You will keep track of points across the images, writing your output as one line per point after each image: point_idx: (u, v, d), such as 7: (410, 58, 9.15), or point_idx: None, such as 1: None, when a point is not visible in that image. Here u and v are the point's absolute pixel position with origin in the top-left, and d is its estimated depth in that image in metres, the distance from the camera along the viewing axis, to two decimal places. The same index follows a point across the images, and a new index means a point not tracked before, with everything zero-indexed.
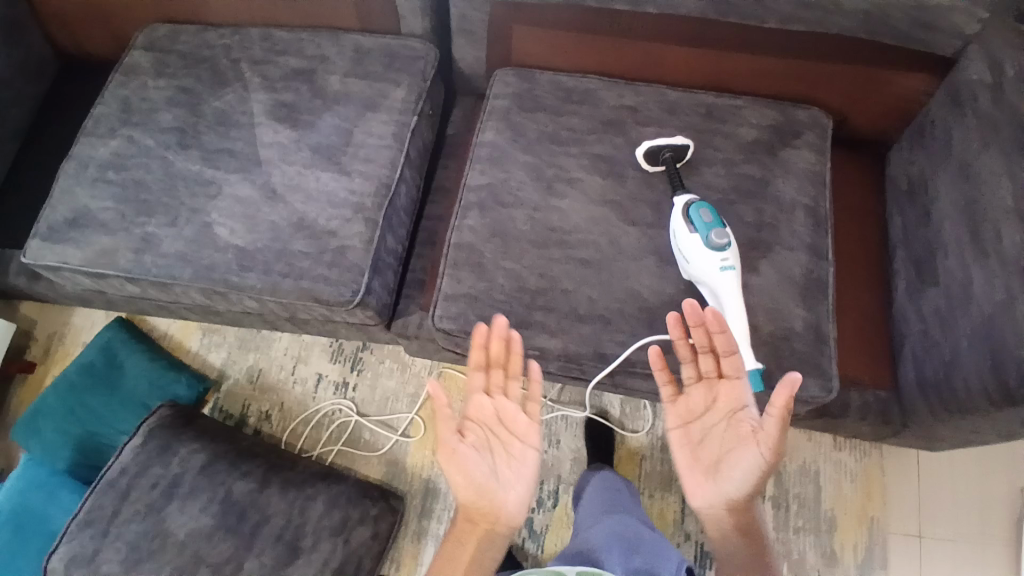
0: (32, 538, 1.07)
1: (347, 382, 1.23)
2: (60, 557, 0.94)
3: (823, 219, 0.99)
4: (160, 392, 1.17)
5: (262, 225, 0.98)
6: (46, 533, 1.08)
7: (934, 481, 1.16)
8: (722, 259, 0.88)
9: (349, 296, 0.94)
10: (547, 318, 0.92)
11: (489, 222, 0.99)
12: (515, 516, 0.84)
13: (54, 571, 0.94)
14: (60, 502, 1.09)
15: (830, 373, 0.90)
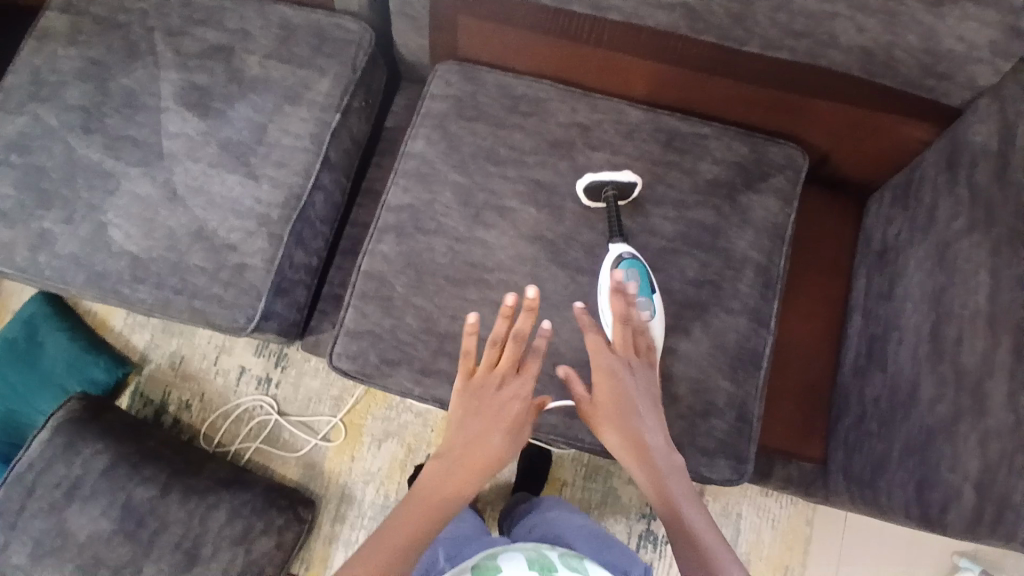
0: None
1: (270, 378, 1.20)
2: None
3: (774, 281, 0.89)
4: (78, 375, 1.15)
5: (158, 230, 0.91)
6: None
7: (858, 538, 1.10)
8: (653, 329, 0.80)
9: (242, 322, 0.88)
10: (453, 367, 0.85)
11: (405, 250, 0.90)
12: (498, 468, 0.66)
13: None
14: None
15: (747, 456, 0.83)
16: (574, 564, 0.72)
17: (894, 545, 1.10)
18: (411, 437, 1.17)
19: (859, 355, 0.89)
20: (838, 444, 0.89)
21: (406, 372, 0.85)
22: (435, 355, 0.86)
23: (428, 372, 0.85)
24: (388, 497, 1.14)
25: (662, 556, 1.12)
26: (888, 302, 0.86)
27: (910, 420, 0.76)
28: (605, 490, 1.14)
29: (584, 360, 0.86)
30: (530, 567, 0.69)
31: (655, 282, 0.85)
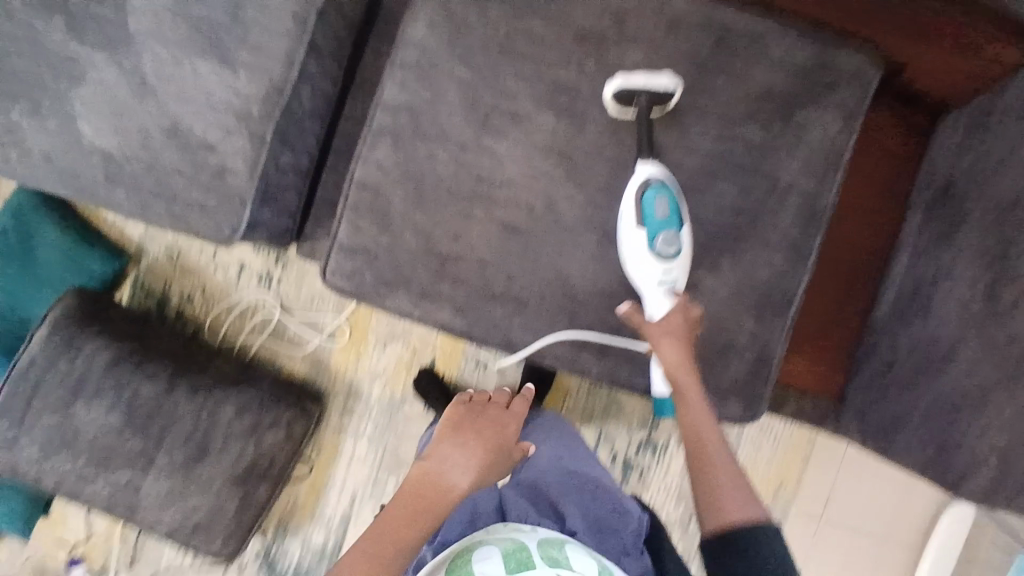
0: None
1: (271, 275, 1.16)
2: None
3: (821, 214, 0.78)
4: (75, 270, 1.11)
5: (129, 127, 0.80)
6: None
7: (858, 461, 1.11)
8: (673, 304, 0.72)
9: (228, 233, 0.81)
10: (455, 292, 0.79)
11: (402, 159, 0.79)
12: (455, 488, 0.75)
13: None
14: None
15: (759, 399, 0.79)
16: (554, 558, 0.66)
17: (883, 490, 1.11)
18: (416, 341, 1.15)
19: (899, 299, 0.81)
20: (859, 387, 0.84)
21: (404, 295, 0.79)
22: (435, 278, 0.79)
23: (428, 296, 0.79)
24: (394, 396, 1.15)
25: (660, 464, 1.13)
26: (945, 245, 0.76)
27: (942, 380, 0.71)
28: (608, 400, 1.13)
29: (597, 292, 0.79)
30: (507, 569, 0.64)
31: (685, 212, 0.73)
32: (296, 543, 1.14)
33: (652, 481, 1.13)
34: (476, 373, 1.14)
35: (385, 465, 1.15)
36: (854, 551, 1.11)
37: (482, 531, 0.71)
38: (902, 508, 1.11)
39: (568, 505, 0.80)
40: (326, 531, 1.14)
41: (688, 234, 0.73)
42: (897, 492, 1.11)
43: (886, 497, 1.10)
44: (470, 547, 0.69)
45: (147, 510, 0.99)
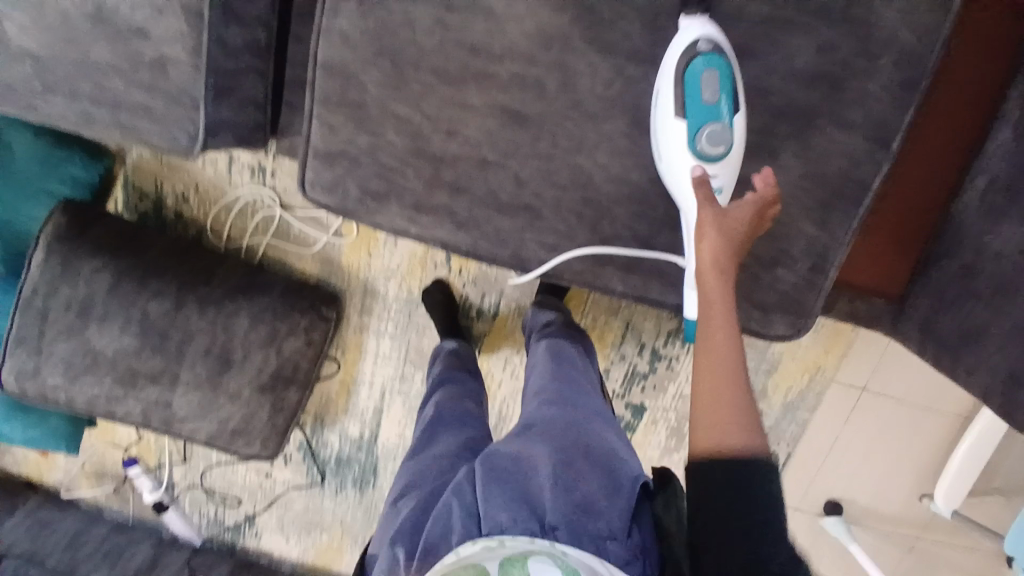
0: None
1: (264, 168, 1.05)
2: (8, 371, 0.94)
3: (927, 76, 0.59)
4: (57, 176, 1.00)
5: (45, 15, 0.64)
6: None
7: (901, 355, 1.02)
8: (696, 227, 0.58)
9: (186, 145, 0.68)
10: (455, 202, 0.67)
11: (372, 29, 0.62)
12: None
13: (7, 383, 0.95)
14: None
15: (811, 312, 0.68)
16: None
17: (921, 383, 1.04)
18: None
19: (992, 188, 0.65)
20: (926, 291, 0.71)
21: (397, 208, 0.68)
22: (431, 186, 0.67)
23: (424, 208, 0.67)
24: (412, 292, 1.10)
25: (689, 353, 1.07)
26: None
27: None
28: None
29: (625, 195, 0.65)
30: None
31: (743, 93, 0.56)
32: (333, 433, 1.20)
33: (682, 371, 1.09)
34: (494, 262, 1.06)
35: (409, 361, 1.14)
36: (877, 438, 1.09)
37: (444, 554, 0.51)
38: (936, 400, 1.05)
39: (549, 486, 0.56)
40: (361, 423, 1.19)
41: (742, 125, 0.56)
42: (933, 386, 1.04)
43: (923, 388, 1.05)
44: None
45: (183, 422, 1.00)
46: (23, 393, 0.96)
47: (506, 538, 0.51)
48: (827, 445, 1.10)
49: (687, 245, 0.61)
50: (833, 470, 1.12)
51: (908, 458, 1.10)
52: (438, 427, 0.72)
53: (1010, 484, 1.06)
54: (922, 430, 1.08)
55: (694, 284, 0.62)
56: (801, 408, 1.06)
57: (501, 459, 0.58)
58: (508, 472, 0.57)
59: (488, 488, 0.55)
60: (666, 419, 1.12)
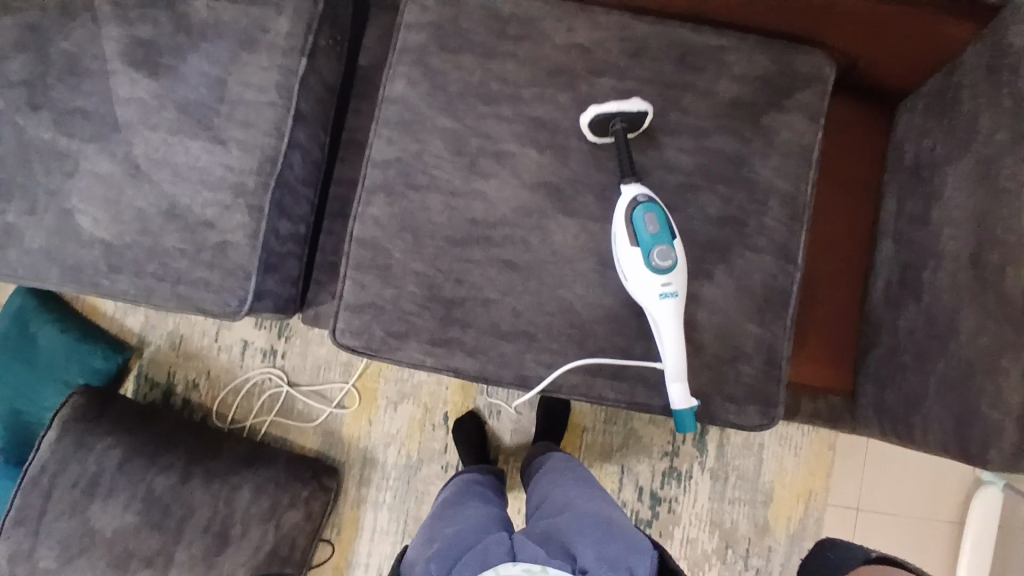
0: None
1: (275, 349, 1.16)
2: None
3: (803, 211, 0.82)
4: (78, 366, 1.12)
5: (125, 212, 0.83)
6: None
7: (883, 446, 1.11)
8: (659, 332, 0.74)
9: (235, 306, 0.82)
10: (465, 335, 0.80)
11: (397, 212, 0.82)
12: None
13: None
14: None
15: (776, 400, 0.80)
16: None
17: (916, 471, 1.10)
18: (427, 397, 1.14)
19: (890, 282, 0.84)
20: (868, 377, 0.86)
21: (415, 344, 0.80)
22: (444, 323, 0.81)
23: (440, 341, 0.80)
24: (411, 457, 1.14)
25: (687, 491, 1.12)
26: (924, 226, 0.80)
27: (947, 355, 0.73)
28: (625, 432, 1.13)
29: (603, 316, 0.80)
30: None
31: (678, 226, 0.75)
32: None
33: (682, 512, 1.11)
34: (491, 421, 1.14)
35: (409, 534, 1.12)
36: (902, 537, 1.10)
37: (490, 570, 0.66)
38: (938, 485, 1.10)
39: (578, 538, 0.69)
40: None
41: (681, 246, 0.74)
42: (927, 471, 1.10)
43: (912, 498, 1.10)
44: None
45: None
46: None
47: (547, 566, 0.65)
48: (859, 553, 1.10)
49: (661, 351, 0.76)
50: None
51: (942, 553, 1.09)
52: (469, 496, 0.82)
53: None
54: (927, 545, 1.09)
55: (675, 378, 0.74)
56: (806, 539, 1.09)
57: (538, 531, 0.73)
58: (542, 536, 0.72)
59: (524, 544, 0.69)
60: None
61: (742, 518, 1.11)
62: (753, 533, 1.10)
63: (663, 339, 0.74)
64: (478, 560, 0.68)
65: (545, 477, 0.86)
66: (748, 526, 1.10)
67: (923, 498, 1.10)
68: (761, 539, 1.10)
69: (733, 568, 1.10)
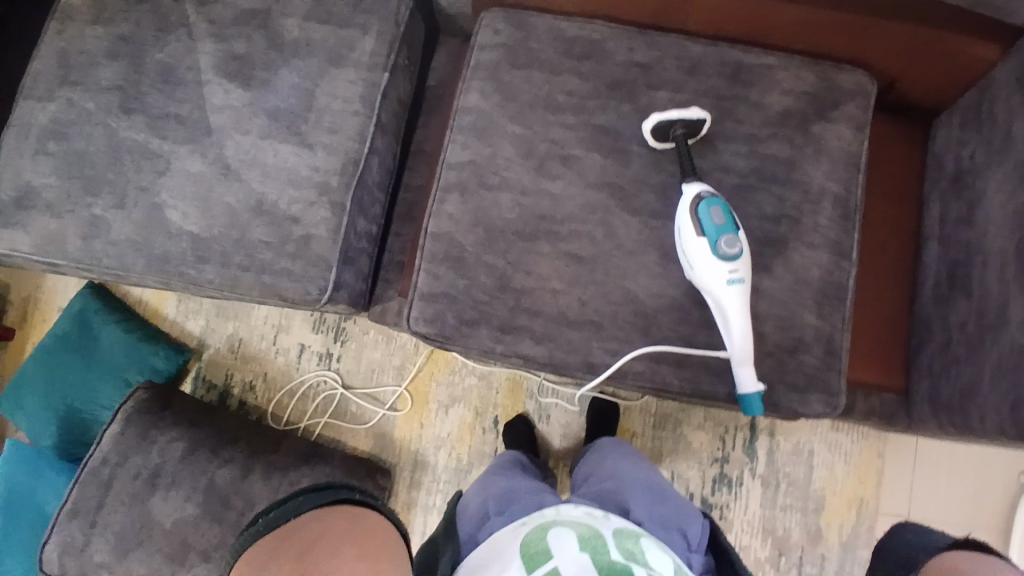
0: (27, 517, 1.10)
1: (331, 353, 1.20)
2: (53, 546, 0.97)
3: (853, 211, 0.87)
4: (136, 366, 1.15)
5: (215, 207, 0.89)
6: (40, 514, 1.11)
7: (928, 452, 1.11)
8: (724, 320, 0.79)
9: (316, 294, 0.87)
10: (534, 323, 0.84)
11: (471, 209, 0.88)
12: None
13: (49, 559, 0.98)
14: (49, 483, 1.12)
15: (837, 389, 0.83)
16: (631, 548, 0.66)
17: (962, 478, 1.10)
18: (477, 401, 1.17)
19: (939, 282, 0.88)
20: (922, 371, 0.89)
21: (486, 331, 0.84)
22: (514, 312, 0.85)
23: (510, 329, 0.84)
24: (461, 461, 1.15)
25: (738, 498, 1.12)
26: (970, 226, 0.84)
27: (1002, 340, 0.76)
28: (675, 437, 1.15)
29: (667, 306, 0.84)
30: (582, 548, 0.65)
31: (738, 218, 0.81)
32: None
33: (735, 518, 1.12)
34: (540, 425, 1.16)
35: None
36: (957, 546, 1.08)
37: (552, 510, 0.73)
38: (986, 493, 1.09)
39: (630, 499, 0.78)
40: None
41: (745, 236, 0.79)
42: (974, 477, 1.10)
43: (961, 506, 1.09)
44: (543, 527, 0.69)
45: None
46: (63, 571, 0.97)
47: (606, 514, 0.73)
48: None
49: (727, 339, 0.79)
50: None
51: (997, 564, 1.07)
52: (517, 466, 0.90)
53: None
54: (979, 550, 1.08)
55: (743, 365, 0.78)
56: (859, 548, 1.09)
57: (588, 493, 0.82)
58: (593, 496, 0.81)
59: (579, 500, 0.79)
60: None
61: (794, 526, 1.11)
62: (806, 540, 1.10)
63: (730, 325, 0.78)
64: (535, 502, 0.77)
65: (590, 451, 0.95)
66: (801, 534, 1.10)
67: (971, 505, 1.09)
68: (814, 547, 1.10)
69: None
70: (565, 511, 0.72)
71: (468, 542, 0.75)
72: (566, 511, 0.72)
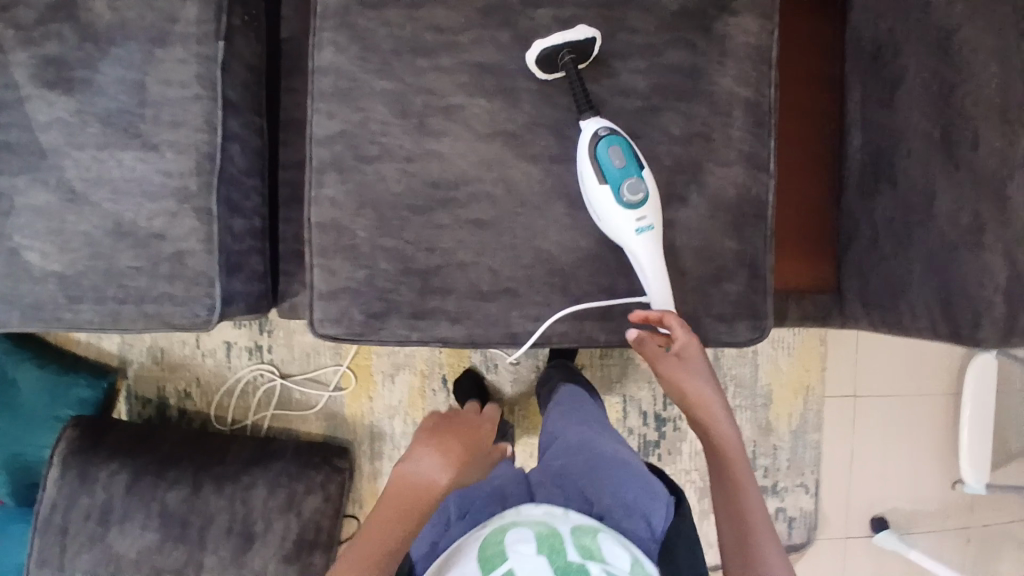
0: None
1: (260, 345, 1.14)
2: None
3: (767, 114, 0.79)
4: (65, 401, 1.08)
5: (73, 239, 0.78)
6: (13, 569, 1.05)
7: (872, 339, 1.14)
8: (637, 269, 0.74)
9: (206, 314, 0.79)
10: (445, 302, 0.79)
11: (352, 188, 0.78)
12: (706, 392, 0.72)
13: None
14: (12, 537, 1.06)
15: (764, 311, 0.80)
16: (589, 545, 0.62)
17: (906, 358, 1.15)
18: (422, 364, 1.15)
19: (863, 174, 0.82)
20: (850, 270, 0.86)
21: (397, 320, 0.79)
22: (422, 295, 0.79)
23: (422, 314, 0.79)
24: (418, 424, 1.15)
25: None
26: (891, 112, 0.77)
27: (926, 238, 0.72)
28: (623, 361, 1.14)
29: (581, 258, 0.79)
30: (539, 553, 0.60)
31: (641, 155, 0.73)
32: None
33: (688, 427, 1.15)
34: (490, 375, 1.15)
35: None
36: (901, 418, 1.16)
37: (510, 511, 0.69)
38: (927, 370, 1.16)
39: (593, 484, 0.74)
40: None
41: (650, 175, 0.72)
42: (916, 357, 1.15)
43: (905, 381, 1.15)
44: (502, 527, 0.66)
45: None
46: None
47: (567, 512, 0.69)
48: (870, 436, 1.16)
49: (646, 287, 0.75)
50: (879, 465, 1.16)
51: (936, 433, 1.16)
52: None
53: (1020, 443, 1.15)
54: (923, 418, 1.16)
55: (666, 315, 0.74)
56: (809, 432, 1.14)
57: (551, 467, 0.78)
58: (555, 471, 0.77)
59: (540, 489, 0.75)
60: (693, 481, 1.16)
61: (744, 423, 1.14)
62: (757, 435, 1.14)
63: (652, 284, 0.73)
64: (497, 499, 0.74)
65: (551, 407, 0.90)
66: (751, 429, 1.14)
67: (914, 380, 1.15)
68: (765, 439, 1.14)
69: None
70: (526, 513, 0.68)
71: (430, 552, 0.72)
72: (526, 511, 0.69)
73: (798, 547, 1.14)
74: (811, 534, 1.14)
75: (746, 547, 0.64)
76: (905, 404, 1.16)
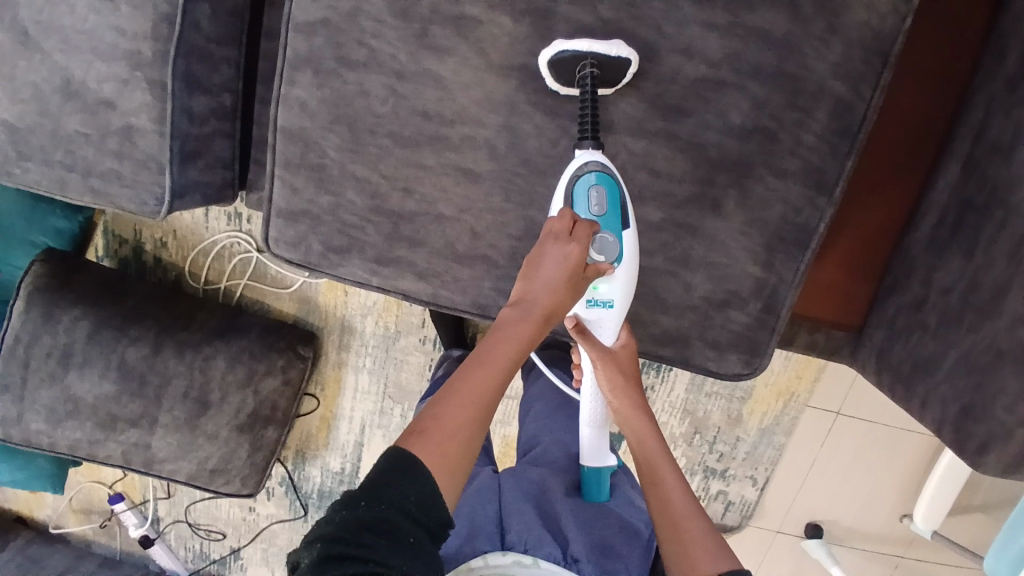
0: None
1: (240, 213, 1.08)
2: None
3: (857, 121, 0.62)
4: (42, 229, 1.00)
5: (21, 89, 0.67)
6: None
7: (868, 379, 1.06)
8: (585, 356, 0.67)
9: (154, 206, 0.71)
10: (415, 255, 0.69)
11: (328, 97, 0.65)
12: (626, 381, 0.66)
13: None
14: None
15: (764, 350, 0.70)
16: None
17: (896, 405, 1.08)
18: None
19: (939, 225, 0.67)
20: (881, 320, 0.73)
21: (359, 261, 0.70)
22: (390, 241, 0.69)
23: (386, 261, 0.70)
24: (389, 328, 1.11)
25: (664, 381, 1.07)
26: (1004, 162, 0.60)
27: (983, 330, 0.61)
28: None
29: None
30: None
31: (631, 214, 0.61)
32: (315, 468, 1.21)
33: (657, 399, 1.08)
34: None
35: (389, 396, 1.15)
36: (873, 453, 1.11)
37: (477, 557, 0.58)
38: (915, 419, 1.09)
39: (569, 520, 0.65)
40: (342, 457, 1.19)
41: (632, 238, 0.60)
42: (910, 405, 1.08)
43: (890, 421, 1.09)
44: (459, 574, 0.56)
45: (163, 463, 1.01)
46: (7, 437, 0.99)
47: (538, 558, 0.58)
48: (839, 459, 1.12)
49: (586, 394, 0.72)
50: (831, 489, 1.14)
51: (900, 475, 1.12)
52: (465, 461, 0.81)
53: (981, 498, 1.12)
54: (896, 453, 1.11)
55: (587, 422, 0.73)
56: (777, 433, 1.08)
57: (528, 485, 0.71)
58: (532, 494, 0.69)
59: (512, 504, 0.66)
60: None
61: (716, 410, 1.08)
62: (725, 423, 1.08)
63: (581, 414, 0.73)
64: (463, 534, 0.63)
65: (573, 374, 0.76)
66: (721, 417, 1.08)
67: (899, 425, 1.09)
68: (732, 429, 1.08)
69: (698, 450, 1.10)
70: (492, 562, 0.57)
71: None
72: (495, 560, 0.58)
73: (727, 528, 1.15)
74: (745, 520, 1.14)
75: (670, 523, 0.56)
76: (882, 442, 1.10)
